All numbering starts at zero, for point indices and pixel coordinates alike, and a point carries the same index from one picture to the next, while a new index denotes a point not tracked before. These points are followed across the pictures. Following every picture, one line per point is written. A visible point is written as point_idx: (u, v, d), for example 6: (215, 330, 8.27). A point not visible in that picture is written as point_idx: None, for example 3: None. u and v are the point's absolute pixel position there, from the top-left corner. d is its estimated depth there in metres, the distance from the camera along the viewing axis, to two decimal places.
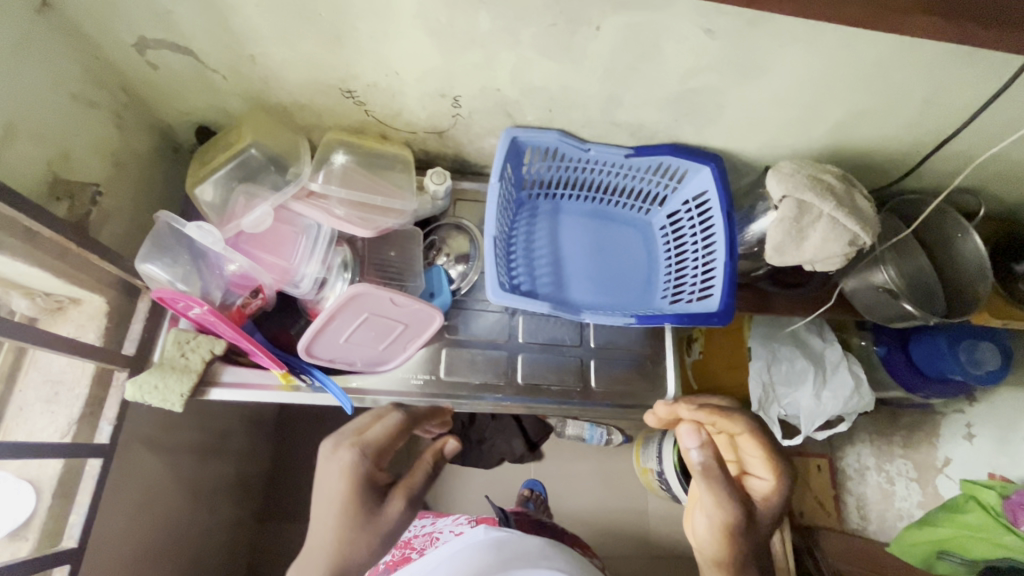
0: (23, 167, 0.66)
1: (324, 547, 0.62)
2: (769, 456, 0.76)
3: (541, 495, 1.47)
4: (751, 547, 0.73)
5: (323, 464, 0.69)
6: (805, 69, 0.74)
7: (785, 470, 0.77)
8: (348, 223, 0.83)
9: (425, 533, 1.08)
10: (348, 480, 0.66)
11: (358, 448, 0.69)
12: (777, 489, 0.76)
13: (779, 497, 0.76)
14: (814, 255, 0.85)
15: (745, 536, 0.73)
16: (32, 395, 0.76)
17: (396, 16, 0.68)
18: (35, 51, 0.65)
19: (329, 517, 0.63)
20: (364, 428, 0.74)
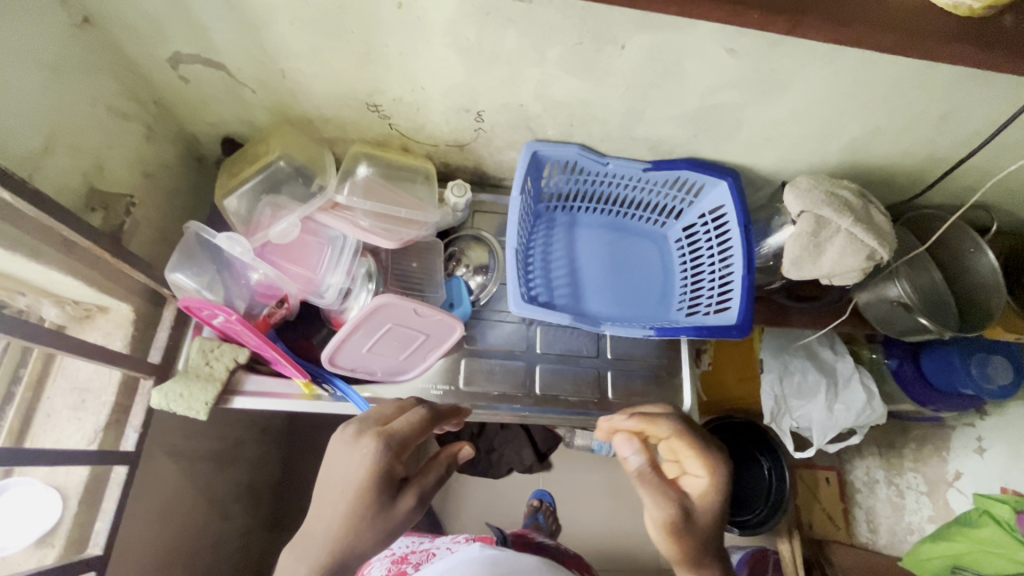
0: (61, 179, 0.67)
1: (328, 535, 0.58)
2: (702, 450, 0.63)
3: (551, 506, 1.46)
4: (708, 545, 0.62)
5: (344, 447, 0.63)
6: (824, 88, 0.75)
7: (720, 462, 0.63)
8: (373, 235, 0.85)
9: (422, 549, 1.02)
10: (367, 475, 0.60)
11: (382, 440, 0.63)
12: (717, 487, 0.62)
13: (719, 492, 0.62)
14: (832, 269, 0.86)
15: (693, 534, 0.61)
16: (60, 402, 0.77)
17: (425, 34, 0.70)
18: (75, 66, 0.67)
19: (339, 507, 0.59)
20: (390, 416, 0.67)
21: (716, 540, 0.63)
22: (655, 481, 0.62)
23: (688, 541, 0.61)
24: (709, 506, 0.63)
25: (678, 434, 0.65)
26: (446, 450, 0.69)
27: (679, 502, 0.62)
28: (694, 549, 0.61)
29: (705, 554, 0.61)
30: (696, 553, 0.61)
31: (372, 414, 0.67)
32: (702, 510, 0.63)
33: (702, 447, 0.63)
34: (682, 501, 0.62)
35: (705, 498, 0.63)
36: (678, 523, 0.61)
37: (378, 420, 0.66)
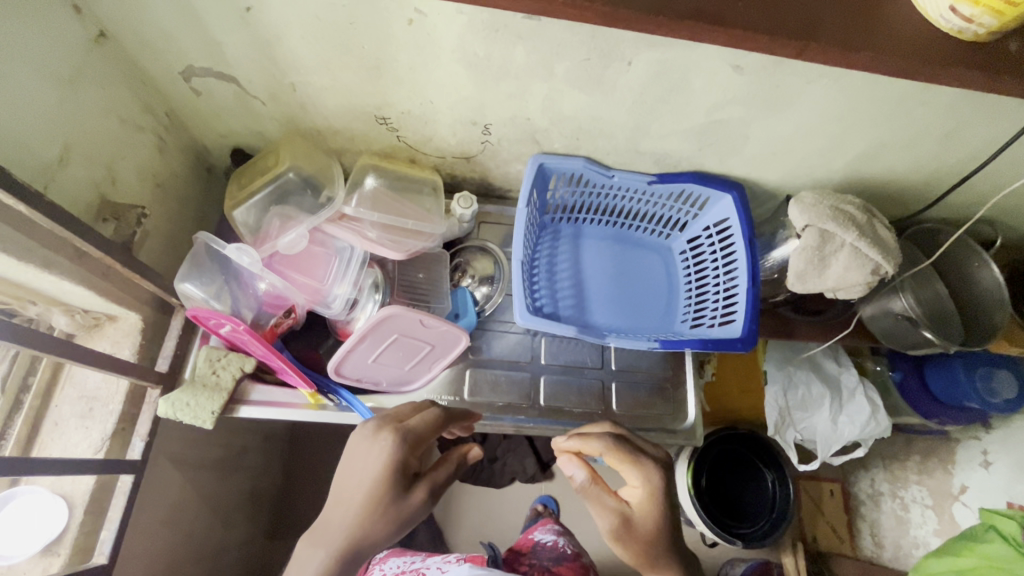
0: (74, 190, 0.68)
1: (342, 526, 0.61)
2: (631, 459, 0.69)
3: (552, 512, 1.45)
4: (659, 546, 0.66)
5: (364, 441, 0.66)
6: (829, 104, 0.76)
7: (652, 469, 0.69)
8: (380, 245, 0.86)
9: (413, 569, 1.05)
10: (383, 469, 0.64)
11: (399, 436, 0.66)
12: (653, 492, 0.67)
13: (655, 495, 0.67)
14: (836, 283, 0.86)
15: (638, 537, 0.66)
16: (67, 410, 0.77)
17: (435, 49, 0.71)
18: (91, 79, 0.68)
19: (359, 494, 0.62)
20: (406, 415, 0.72)
21: (670, 540, 0.67)
22: (597, 493, 0.69)
23: (636, 544, 0.66)
24: (650, 512, 0.67)
25: (610, 448, 0.72)
26: (454, 449, 0.71)
27: (620, 510, 0.67)
28: (643, 551, 0.66)
29: (658, 554, 0.66)
30: (648, 556, 0.66)
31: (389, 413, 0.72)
32: (643, 517, 0.67)
33: (633, 457, 0.70)
34: (623, 509, 0.67)
35: (645, 505, 0.67)
36: (622, 530, 0.66)
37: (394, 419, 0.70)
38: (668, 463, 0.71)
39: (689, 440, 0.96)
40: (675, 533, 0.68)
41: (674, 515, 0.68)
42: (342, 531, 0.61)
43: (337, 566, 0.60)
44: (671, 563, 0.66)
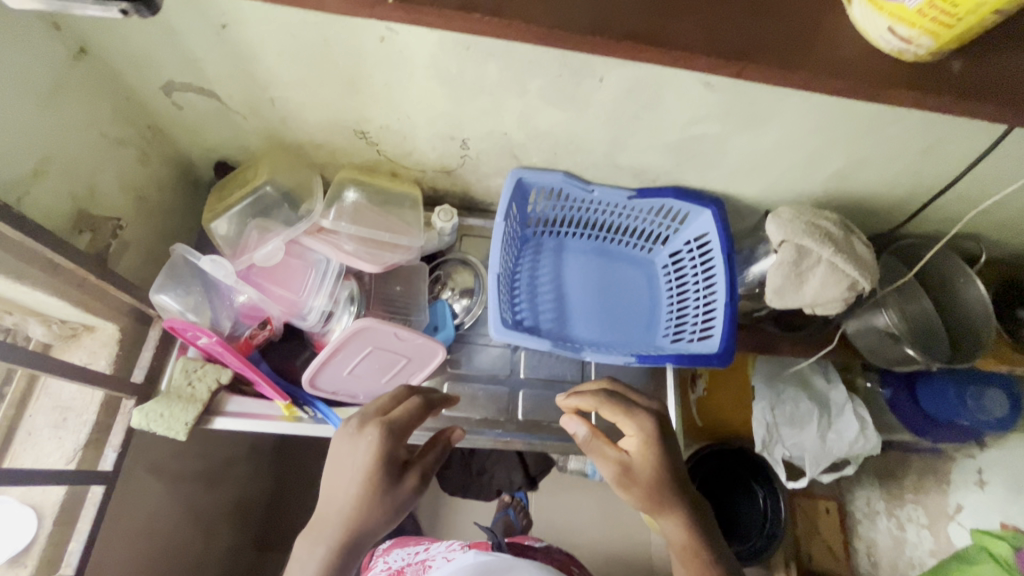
0: (50, 202, 0.69)
1: (338, 517, 0.63)
2: (624, 412, 0.70)
3: (521, 501, 1.48)
4: (663, 487, 0.67)
5: (347, 440, 0.67)
6: (801, 120, 0.76)
7: (644, 417, 0.70)
8: (357, 258, 0.86)
9: (416, 560, 1.03)
10: (372, 465, 0.64)
11: (384, 429, 0.67)
12: (648, 438, 0.69)
13: (650, 441, 0.68)
14: (814, 298, 0.86)
15: (640, 480, 0.67)
16: (41, 419, 0.78)
17: (409, 66, 0.72)
18: (70, 94, 0.69)
19: (350, 489, 0.64)
20: (387, 406, 0.71)
21: (675, 481, 0.68)
22: (596, 446, 0.70)
23: (641, 489, 0.67)
24: (651, 458, 0.68)
25: (604, 403, 0.72)
26: (438, 435, 0.73)
27: (622, 459, 0.68)
28: (648, 494, 0.67)
29: (663, 495, 0.67)
30: (656, 499, 0.67)
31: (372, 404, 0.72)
32: (644, 462, 0.68)
33: (625, 410, 0.70)
34: (625, 458, 0.68)
35: (644, 453, 0.68)
36: (626, 477, 0.68)
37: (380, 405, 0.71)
38: (661, 413, 0.72)
39: None
40: (678, 469, 0.69)
41: (674, 454, 0.70)
42: (339, 523, 0.63)
43: (338, 554, 0.62)
44: (678, 500, 0.68)
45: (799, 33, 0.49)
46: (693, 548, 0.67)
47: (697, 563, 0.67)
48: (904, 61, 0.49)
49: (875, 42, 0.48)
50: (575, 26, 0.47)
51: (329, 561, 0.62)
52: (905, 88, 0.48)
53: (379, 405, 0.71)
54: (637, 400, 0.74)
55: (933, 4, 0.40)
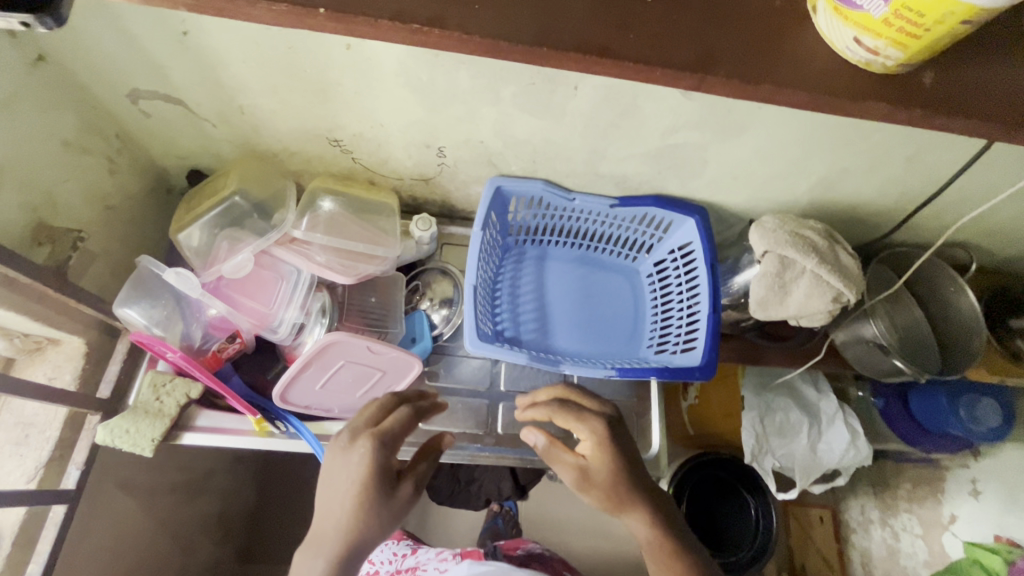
0: (7, 214, 0.67)
1: (334, 532, 0.59)
2: (574, 417, 0.69)
3: (511, 510, 1.44)
4: (620, 484, 0.65)
5: (340, 453, 0.64)
6: (781, 130, 0.74)
7: (594, 419, 0.69)
8: (329, 270, 0.85)
9: (408, 569, 1.05)
10: (367, 478, 0.61)
11: (376, 441, 0.64)
12: (597, 437, 0.67)
13: (604, 442, 0.67)
14: (798, 310, 0.84)
15: (600, 480, 0.65)
16: (2, 437, 0.76)
17: (379, 73, 0.70)
18: (28, 102, 0.67)
19: (346, 502, 0.60)
20: (377, 416, 0.68)
21: (631, 476, 0.66)
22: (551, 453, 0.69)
23: (600, 490, 0.65)
24: (604, 457, 0.66)
25: (557, 410, 0.71)
26: (428, 444, 0.70)
27: (579, 463, 0.66)
28: (609, 493, 0.65)
29: (622, 492, 0.65)
30: (617, 498, 0.64)
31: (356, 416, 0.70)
32: (598, 462, 0.66)
33: (574, 413, 0.70)
34: (580, 461, 0.67)
35: (596, 453, 0.66)
36: (585, 482, 0.65)
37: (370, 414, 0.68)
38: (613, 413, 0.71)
39: (655, 470, 0.92)
40: (638, 464, 0.68)
41: (628, 448, 0.68)
42: (334, 537, 0.59)
43: (334, 567, 0.58)
44: (637, 496, 0.65)
45: (762, 38, 0.46)
46: (666, 542, 0.64)
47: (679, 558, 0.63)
48: (869, 70, 0.46)
49: (841, 51, 0.45)
50: (525, 37, 0.43)
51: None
52: (874, 101, 0.46)
53: (368, 416, 0.68)
54: (588, 401, 0.73)
55: (900, 14, 0.37)
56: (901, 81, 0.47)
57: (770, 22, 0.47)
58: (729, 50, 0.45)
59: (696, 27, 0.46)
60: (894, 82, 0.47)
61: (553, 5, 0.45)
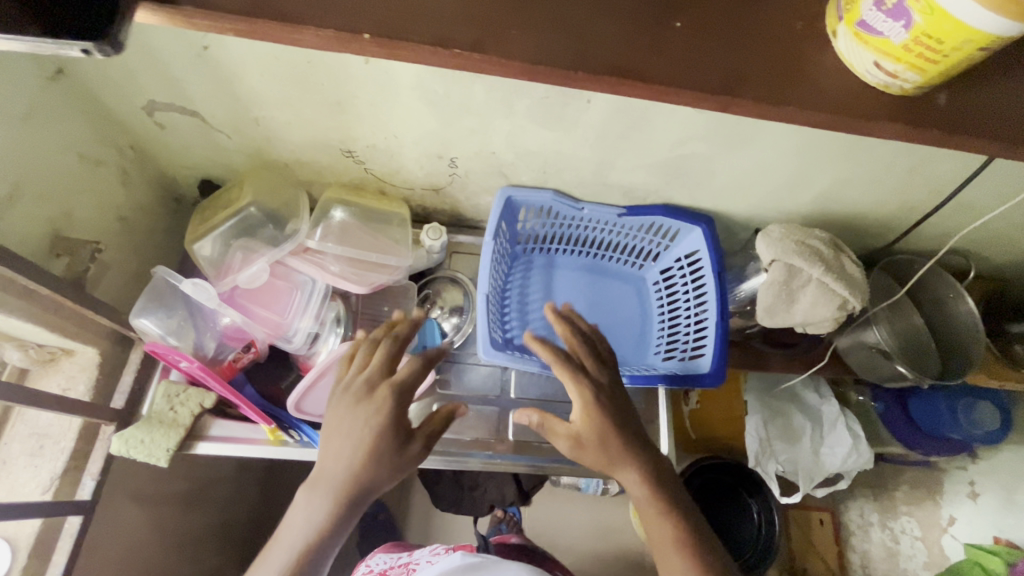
0: (24, 227, 0.67)
1: (341, 473, 0.60)
2: (570, 383, 0.67)
3: (515, 516, 1.44)
4: (614, 446, 0.65)
5: (346, 406, 0.62)
6: (788, 142, 0.76)
7: (588, 389, 0.67)
8: (343, 280, 0.87)
9: (400, 564, 1.04)
10: (376, 430, 0.61)
11: (392, 393, 0.63)
12: (587, 404, 0.66)
13: (597, 413, 0.66)
14: (804, 317, 0.86)
15: (593, 447, 0.66)
16: (17, 448, 0.76)
17: (395, 87, 0.71)
18: (47, 116, 0.68)
19: (354, 449, 0.60)
20: (386, 364, 0.66)
21: (630, 441, 0.66)
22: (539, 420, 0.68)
23: (595, 455, 0.66)
24: (597, 425, 0.65)
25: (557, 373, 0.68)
26: (441, 411, 0.68)
27: (571, 427, 0.67)
28: (601, 454, 0.66)
29: (617, 454, 0.65)
30: (611, 463, 0.65)
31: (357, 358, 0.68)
32: (588, 427, 0.66)
33: (571, 375, 0.67)
34: (569, 426, 0.67)
35: (586, 421, 0.66)
36: (578, 449, 0.67)
37: (377, 361, 0.66)
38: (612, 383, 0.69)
39: None
40: (638, 424, 0.68)
41: (627, 407, 0.68)
42: (340, 480, 0.60)
43: (341, 509, 0.59)
44: (635, 460, 0.65)
45: (780, 60, 0.48)
46: (660, 503, 0.65)
47: (676, 517, 0.64)
48: (884, 92, 0.48)
49: (859, 75, 0.48)
50: (555, 60, 0.45)
51: (333, 516, 0.59)
52: (888, 121, 0.48)
53: (377, 360, 0.66)
54: (591, 358, 0.71)
55: (919, 41, 0.41)
56: (915, 102, 0.49)
57: (788, 44, 0.49)
58: (754, 72, 0.47)
59: (720, 51, 0.47)
60: (907, 103, 0.49)
61: (581, 28, 0.46)
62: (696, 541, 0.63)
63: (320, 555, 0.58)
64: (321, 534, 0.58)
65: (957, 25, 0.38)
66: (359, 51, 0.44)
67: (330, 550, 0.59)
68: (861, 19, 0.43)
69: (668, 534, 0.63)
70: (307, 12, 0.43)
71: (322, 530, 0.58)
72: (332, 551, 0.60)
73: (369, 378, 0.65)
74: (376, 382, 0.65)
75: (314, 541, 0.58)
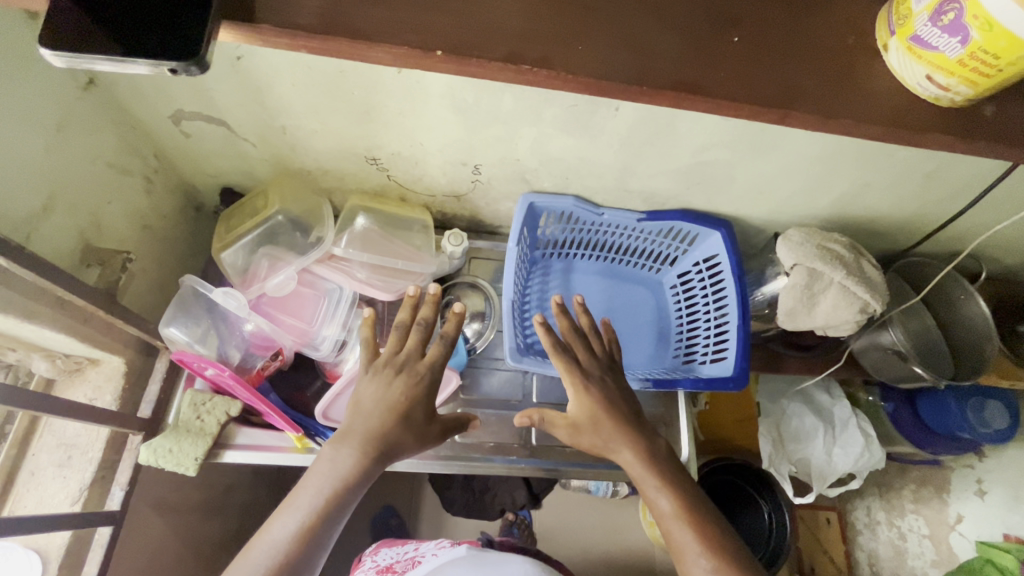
0: (57, 239, 0.67)
1: (370, 429, 0.61)
2: (575, 381, 0.70)
3: (526, 519, 1.43)
4: (606, 428, 0.69)
5: (378, 377, 0.64)
6: (814, 150, 0.76)
7: (592, 386, 0.71)
8: (370, 287, 0.89)
9: (407, 557, 1.03)
10: (405, 397, 0.64)
11: (428, 368, 0.66)
12: (579, 392, 0.70)
13: (599, 406, 0.70)
14: (826, 321, 0.87)
15: (591, 436, 0.70)
16: (45, 459, 0.76)
17: (426, 96, 0.70)
18: (79, 126, 0.68)
19: (382, 412, 0.62)
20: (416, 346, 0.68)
21: (625, 420, 0.70)
22: (540, 415, 0.71)
23: (590, 437, 0.70)
24: (588, 407, 0.70)
25: (563, 369, 0.71)
26: (457, 415, 0.70)
27: (569, 417, 0.71)
28: (597, 439, 0.70)
29: (611, 434, 0.69)
30: (605, 442, 0.69)
31: (389, 341, 0.68)
32: (582, 413, 0.70)
33: (566, 366, 0.71)
34: (568, 417, 0.71)
35: (579, 407, 0.70)
36: (576, 434, 0.70)
37: (411, 343, 0.68)
38: (613, 379, 0.73)
39: None
40: (636, 412, 0.72)
41: (623, 390, 0.73)
42: (370, 435, 0.61)
43: (368, 462, 0.60)
44: (634, 435, 0.69)
45: (833, 75, 0.49)
46: (660, 474, 0.67)
47: (675, 487, 0.67)
48: (938, 106, 0.51)
49: (910, 88, 0.50)
50: (614, 77, 0.46)
51: (361, 467, 0.60)
52: (940, 133, 0.50)
53: (412, 343, 0.68)
54: (584, 350, 0.74)
55: (976, 56, 0.43)
56: (966, 114, 0.51)
57: (837, 58, 0.50)
58: (810, 88, 0.49)
59: (777, 67, 0.49)
60: (955, 116, 0.51)
61: (639, 43, 0.47)
62: (700, 506, 0.66)
63: (342, 507, 0.58)
64: (347, 484, 0.59)
65: (1013, 40, 0.41)
66: (430, 68, 0.45)
67: (350, 504, 0.59)
68: (915, 34, 0.46)
69: (668, 505, 0.65)
70: (384, 31, 0.45)
71: (348, 481, 0.59)
72: (351, 506, 0.59)
73: (403, 362, 0.66)
74: (409, 363, 0.66)
75: (340, 489, 0.58)
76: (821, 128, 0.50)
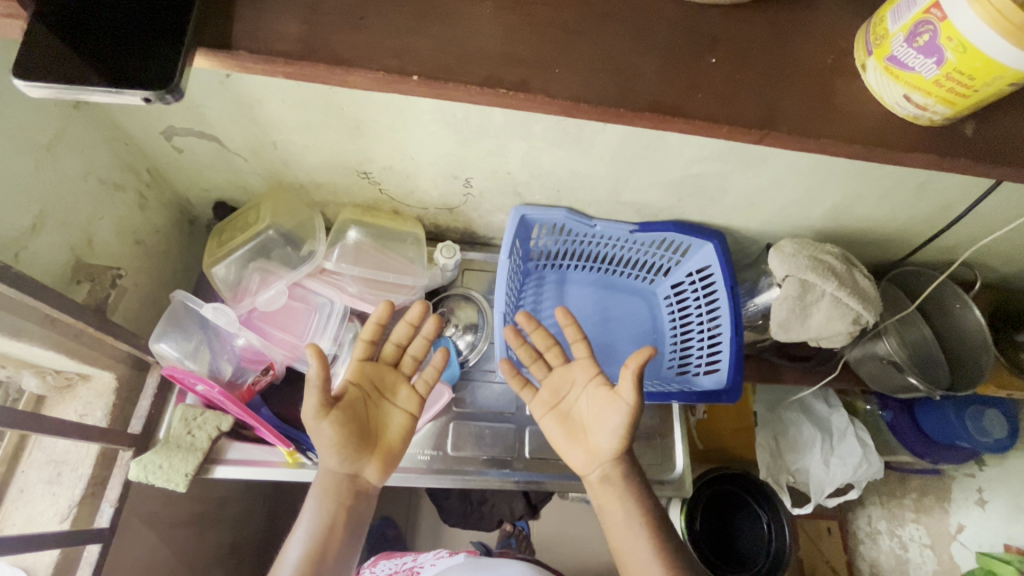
0: (46, 256, 0.67)
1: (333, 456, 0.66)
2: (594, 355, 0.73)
3: (525, 529, 1.42)
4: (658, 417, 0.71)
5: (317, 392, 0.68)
6: (804, 163, 0.76)
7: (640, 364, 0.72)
8: (361, 300, 0.91)
9: (404, 568, 1.03)
10: (341, 426, 0.65)
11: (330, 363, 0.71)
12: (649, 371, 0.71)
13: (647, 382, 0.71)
14: (819, 332, 0.87)
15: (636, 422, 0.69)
16: (34, 475, 0.76)
17: (414, 112, 0.71)
18: (70, 145, 0.68)
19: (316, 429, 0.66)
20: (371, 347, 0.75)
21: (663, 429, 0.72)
22: (572, 384, 0.74)
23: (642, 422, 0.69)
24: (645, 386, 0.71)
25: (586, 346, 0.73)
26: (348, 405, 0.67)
27: (559, 404, 0.74)
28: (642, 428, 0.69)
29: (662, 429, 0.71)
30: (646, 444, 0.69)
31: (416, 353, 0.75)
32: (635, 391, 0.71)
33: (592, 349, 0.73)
34: (570, 402, 0.73)
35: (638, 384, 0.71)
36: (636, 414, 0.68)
37: (409, 378, 0.74)
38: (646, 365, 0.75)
39: (678, 492, 0.93)
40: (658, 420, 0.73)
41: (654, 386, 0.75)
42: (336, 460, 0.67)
43: (343, 477, 0.66)
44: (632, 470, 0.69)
45: (816, 94, 0.50)
46: (648, 508, 0.67)
47: (653, 524, 0.66)
48: (917, 123, 0.51)
49: (890, 107, 0.50)
50: (593, 98, 0.47)
51: (336, 482, 0.66)
52: (921, 150, 0.50)
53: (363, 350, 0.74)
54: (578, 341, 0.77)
55: (951, 77, 0.44)
56: (946, 134, 0.51)
57: (818, 77, 0.50)
58: (793, 107, 0.49)
59: (759, 86, 0.49)
60: (937, 130, 0.51)
61: (622, 65, 0.48)
62: (658, 521, 0.66)
63: (337, 522, 0.64)
64: (330, 499, 0.65)
65: (988, 62, 0.41)
66: (408, 91, 0.45)
67: (345, 515, 0.65)
68: (892, 54, 0.46)
69: (649, 554, 0.64)
70: (361, 56, 0.45)
71: (327, 499, 0.65)
72: (349, 514, 0.66)
73: (354, 408, 0.68)
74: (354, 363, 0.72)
75: (326, 505, 0.65)
76: (805, 146, 0.50)
